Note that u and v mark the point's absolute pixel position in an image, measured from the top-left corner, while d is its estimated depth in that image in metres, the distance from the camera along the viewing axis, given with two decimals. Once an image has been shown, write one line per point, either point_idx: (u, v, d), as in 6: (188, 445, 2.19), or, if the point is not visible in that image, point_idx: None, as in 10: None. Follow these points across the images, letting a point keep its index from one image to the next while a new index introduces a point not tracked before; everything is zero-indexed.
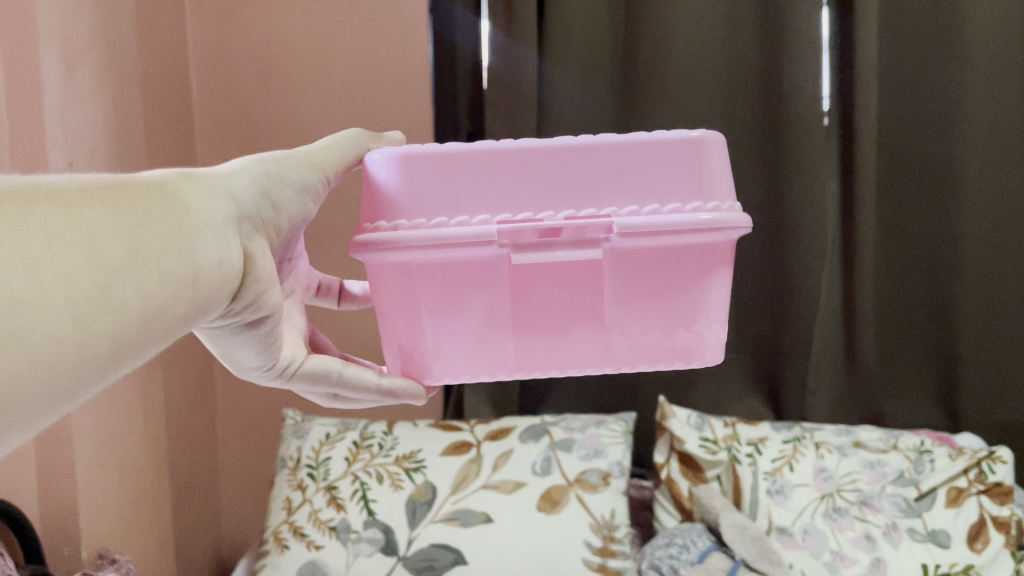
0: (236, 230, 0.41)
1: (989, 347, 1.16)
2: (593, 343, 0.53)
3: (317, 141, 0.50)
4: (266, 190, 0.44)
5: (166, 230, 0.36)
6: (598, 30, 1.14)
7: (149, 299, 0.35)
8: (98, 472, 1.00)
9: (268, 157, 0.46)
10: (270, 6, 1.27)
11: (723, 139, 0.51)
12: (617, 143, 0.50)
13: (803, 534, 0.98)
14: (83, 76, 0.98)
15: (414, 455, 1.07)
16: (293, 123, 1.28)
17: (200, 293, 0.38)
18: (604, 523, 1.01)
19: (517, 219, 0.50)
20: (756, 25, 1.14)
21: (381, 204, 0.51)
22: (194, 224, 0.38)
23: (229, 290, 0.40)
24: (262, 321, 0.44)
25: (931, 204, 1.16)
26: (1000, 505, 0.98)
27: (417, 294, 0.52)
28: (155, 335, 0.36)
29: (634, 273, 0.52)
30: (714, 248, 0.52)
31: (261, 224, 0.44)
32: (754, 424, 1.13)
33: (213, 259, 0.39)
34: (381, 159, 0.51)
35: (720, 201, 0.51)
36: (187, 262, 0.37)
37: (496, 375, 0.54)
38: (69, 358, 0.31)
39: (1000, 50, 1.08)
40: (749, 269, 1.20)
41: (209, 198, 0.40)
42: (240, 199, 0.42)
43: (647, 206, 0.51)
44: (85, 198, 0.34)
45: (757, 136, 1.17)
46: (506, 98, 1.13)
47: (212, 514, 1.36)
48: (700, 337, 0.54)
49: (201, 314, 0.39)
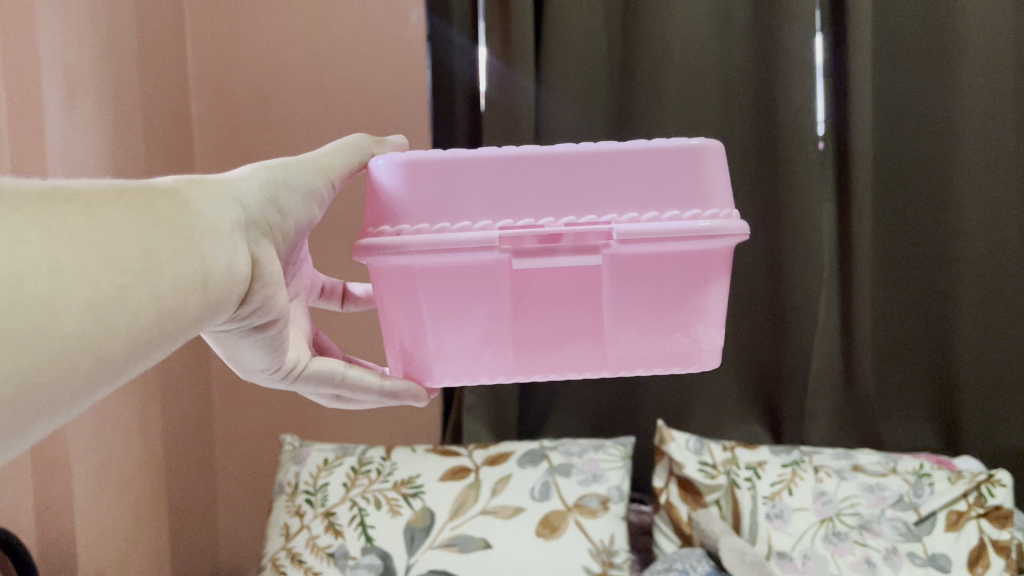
0: (243, 235, 0.42)
1: (987, 368, 1.16)
2: (591, 347, 0.54)
3: (323, 147, 0.51)
4: (272, 199, 0.45)
5: (176, 234, 0.37)
6: (595, 55, 1.15)
7: (162, 304, 0.36)
8: (95, 500, 1.00)
9: (274, 164, 0.47)
10: (270, 33, 1.28)
11: (721, 147, 0.52)
12: (617, 150, 0.50)
13: (803, 559, 0.97)
14: (84, 104, 0.99)
15: (412, 480, 1.07)
16: (293, 148, 1.29)
17: (210, 297, 0.39)
18: (604, 548, 1.01)
19: (518, 225, 0.51)
20: (747, 54, 1.16)
21: (384, 208, 0.52)
22: (204, 228, 0.39)
23: (238, 294, 0.41)
24: (268, 324, 0.44)
25: (929, 228, 1.17)
26: (1001, 529, 0.97)
27: (420, 299, 0.52)
28: (167, 336, 0.36)
29: (631, 281, 0.52)
30: (712, 255, 0.53)
31: (269, 230, 0.44)
32: (753, 448, 1.13)
33: (223, 263, 0.39)
34: (385, 164, 0.52)
35: (717, 209, 0.52)
36: (197, 265, 0.38)
37: (495, 377, 0.55)
38: (83, 361, 0.32)
39: (995, 76, 1.10)
40: (745, 290, 1.21)
41: (218, 204, 0.41)
42: (248, 206, 0.43)
43: (647, 213, 0.51)
44: (99, 206, 0.35)
45: (753, 160, 1.18)
46: (505, 123, 1.15)
47: (207, 541, 1.35)
48: (696, 344, 0.54)
49: (210, 317, 0.40)
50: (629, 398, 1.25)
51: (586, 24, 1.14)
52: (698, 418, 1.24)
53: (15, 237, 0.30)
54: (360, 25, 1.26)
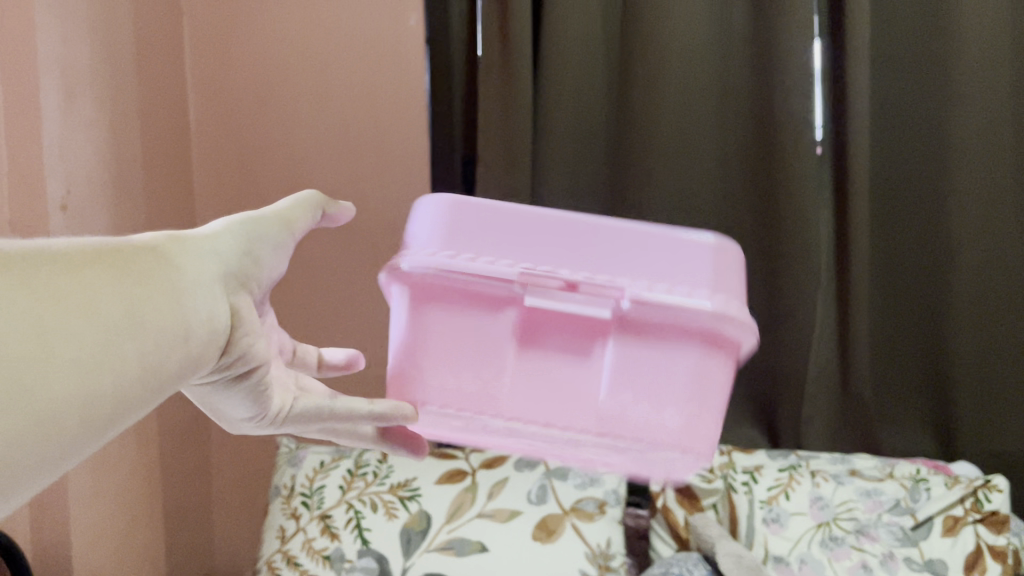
0: (222, 287, 0.43)
1: (982, 372, 1.16)
2: (583, 403, 0.57)
3: (285, 198, 0.52)
4: (249, 250, 0.46)
5: (159, 292, 0.38)
6: (592, 60, 1.15)
7: (145, 359, 0.37)
8: (91, 507, 0.99)
9: (246, 217, 0.48)
10: (267, 33, 1.27)
11: (739, 252, 0.61)
12: (643, 226, 0.58)
13: (799, 563, 0.97)
14: (82, 104, 0.99)
15: (408, 483, 1.07)
16: (294, 150, 1.29)
17: (192, 350, 0.40)
18: (599, 552, 1.01)
19: (538, 271, 0.57)
20: (746, 61, 1.16)
21: (424, 239, 0.59)
22: (185, 283, 0.40)
23: (218, 346, 0.42)
24: (249, 372, 0.46)
25: (925, 234, 1.17)
26: (997, 534, 0.96)
27: (432, 325, 0.57)
28: (152, 388, 0.38)
29: (643, 351, 0.57)
30: (722, 340, 0.57)
31: (245, 281, 0.46)
32: (750, 453, 1.14)
33: (203, 316, 0.41)
34: (437, 202, 0.60)
35: (728, 294, 0.57)
36: (179, 320, 0.39)
37: (482, 416, 0.58)
38: (69, 425, 0.33)
39: (992, 83, 1.09)
40: (743, 294, 1.21)
41: (199, 258, 0.42)
42: (226, 258, 0.44)
43: (661, 281, 0.57)
44: (86, 265, 0.36)
45: (748, 167, 1.18)
46: (503, 126, 1.14)
47: (202, 543, 1.34)
48: (665, 445, 0.58)
49: (192, 370, 0.41)
50: None
51: (584, 28, 1.13)
52: None
53: (6, 301, 0.32)
54: (357, 28, 1.25)
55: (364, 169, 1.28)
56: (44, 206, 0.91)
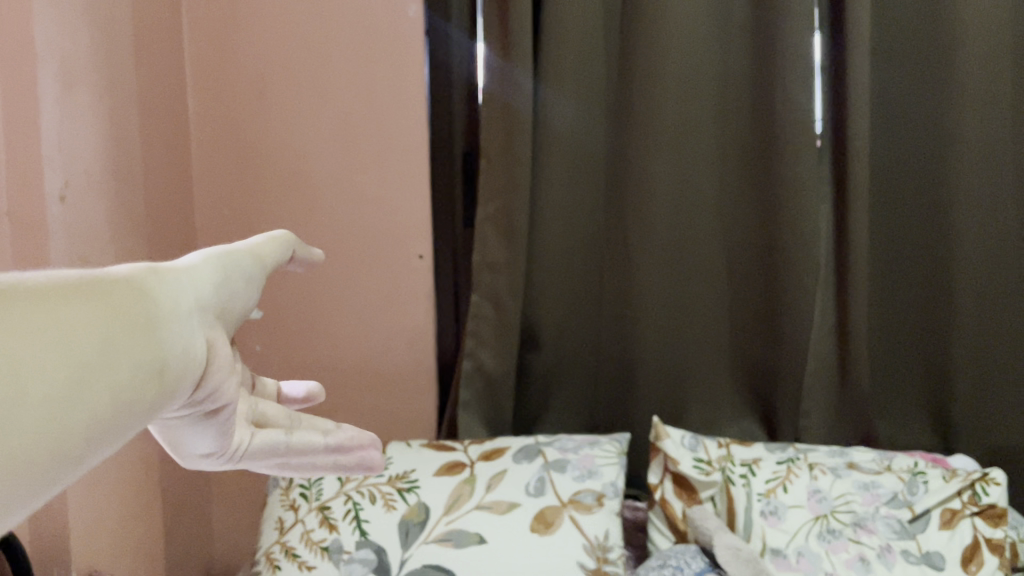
0: (198, 318, 0.36)
1: (981, 367, 1.16)
2: None
3: (252, 238, 0.47)
4: (224, 285, 0.39)
5: (129, 314, 0.31)
6: (592, 51, 1.16)
7: (119, 394, 0.29)
8: (90, 498, 0.99)
9: (218, 253, 0.42)
10: (266, 24, 1.27)
11: None
12: None
13: (797, 556, 0.97)
14: (81, 92, 0.99)
15: (407, 475, 1.07)
16: (294, 141, 1.29)
17: (166, 388, 0.32)
18: (599, 544, 1.00)
19: None
20: (746, 56, 1.16)
21: None
22: (156, 310, 0.33)
23: (193, 381, 0.34)
24: (218, 410, 0.37)
25: (925, 226, 1.17)
26: (994, 527, 0.97)
27: None
28: (124, 432, 0.30)
29: None
30: None
31: (221, 316, 0.38)
32: (749, 445, 1.13)
33: (179, 348, 0.33)
34: None
35: None
36: (155, 350, 0.31)
37: None
38: (25, 476, 0.25)
39: (992, 74, 1.09)
40: (742, 285, 1.21)
41: (170, 283, 0.35)
42: (202, 291, 0.37)
43: None
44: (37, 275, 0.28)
45: (747, 160, 1.19)
46: (501, 118, 1.13)
47: (202, 532, 1.35)
48: None
49: (162, 410, 0.33)
50: (624, 395, 1.26)
51: (584, 20, 1.13)
52: (694, 416, 1.24)
53: None
54: (358, 20, 1.26)
55: (364, 160, 1.28)
56: (43, 194, 0.91)
